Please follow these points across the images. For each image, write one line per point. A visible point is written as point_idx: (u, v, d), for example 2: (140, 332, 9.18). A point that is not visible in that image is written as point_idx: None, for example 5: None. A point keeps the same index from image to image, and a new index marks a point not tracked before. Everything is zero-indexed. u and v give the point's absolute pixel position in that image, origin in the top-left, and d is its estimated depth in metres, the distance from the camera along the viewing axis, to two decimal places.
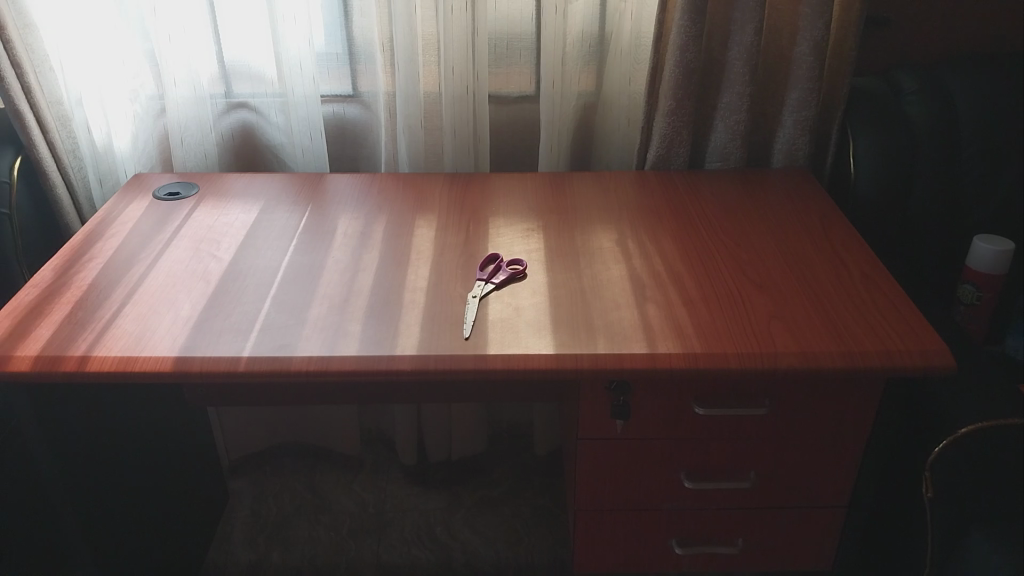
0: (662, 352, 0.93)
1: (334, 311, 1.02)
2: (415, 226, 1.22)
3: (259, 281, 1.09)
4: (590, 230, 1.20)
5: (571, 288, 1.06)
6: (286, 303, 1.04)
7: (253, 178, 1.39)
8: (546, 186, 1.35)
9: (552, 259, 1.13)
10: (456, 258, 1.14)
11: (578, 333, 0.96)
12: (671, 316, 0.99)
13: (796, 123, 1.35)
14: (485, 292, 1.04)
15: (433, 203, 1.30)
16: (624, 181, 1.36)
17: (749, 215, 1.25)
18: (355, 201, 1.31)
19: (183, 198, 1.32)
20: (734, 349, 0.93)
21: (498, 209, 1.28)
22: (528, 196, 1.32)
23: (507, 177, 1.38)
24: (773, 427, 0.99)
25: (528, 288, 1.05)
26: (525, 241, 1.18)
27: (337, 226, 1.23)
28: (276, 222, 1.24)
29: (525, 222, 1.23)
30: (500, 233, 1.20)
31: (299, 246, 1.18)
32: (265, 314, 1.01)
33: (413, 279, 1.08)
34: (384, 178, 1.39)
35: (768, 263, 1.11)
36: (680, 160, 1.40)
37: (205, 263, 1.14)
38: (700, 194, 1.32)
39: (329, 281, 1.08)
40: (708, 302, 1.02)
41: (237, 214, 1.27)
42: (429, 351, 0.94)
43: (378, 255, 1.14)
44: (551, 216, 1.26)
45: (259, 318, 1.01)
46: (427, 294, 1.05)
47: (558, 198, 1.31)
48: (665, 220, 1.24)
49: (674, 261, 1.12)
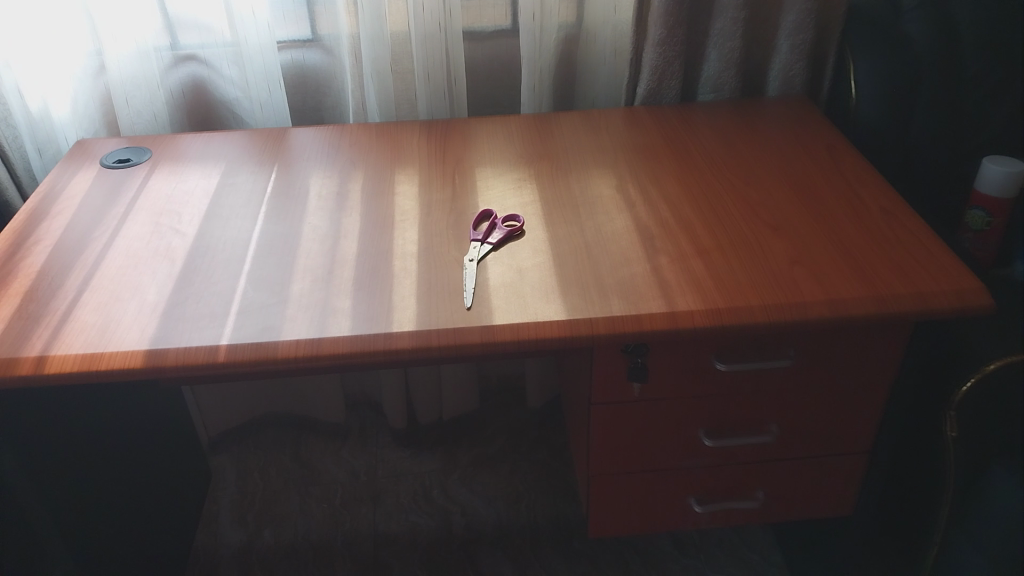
0: (682, 309, 0.85)
1: (318, 286, 0.92)
2: (395, 183, 1.12)
3: (231, 256, 0.99)
4: (585, 176, 1.12)
5: (573, 244, 0.97)
6: (263, 281, 0.94)
7: (210, 139, 1.27)
8: (529, 130, 1.26)
9: (549, 211, 1.04)
10: (444, 218, 1.04)
11: (589, 295, 0.88)
12: (685, 267, 0.92)
13: (793, 47, 1.27)
14: (481, 255, 0.96)
15: (411, 155, 1.19)
16: (613, 120, 1.27)
17: (751, 150, 1.17)
18: (325, 156, 1.20)
19: (135, 165, 1.20)
20: (759, 301, 0.86)
21: (481, 157, 1.18)
22: (512, 142, 1.22)
23: (487, 122, 1.28)
24: (798, 379, 0.93)
25: (527, 248, 0.97)
26: (518, 192, 1.09)
27: (310, 187, 1.12)
28: (242, 186, 1.13)
29: (515, 171, 1.14)
30: (488, 185, 1.11)
31: (269, 211, 1.07)
32: (242, 294, 0.91)
33: (400, 245, 0.99)
34: (355, 131, 1.27)
35: (780, 203, 1.04)
36: (671, 93, 1.31)
37: (167, 240, 1.03)
38: (697, 130, 1.23)
39: (308, 251, 0.98)
40: (723, 250, 0.95)
41: (197, 180, 1.15)
42: (429, 325, 0.85)
43: (358, 218, 1.04)
44: (541, 162, 1.16)
45: (236, 300, 0.91)
46: (419, 261, 0.96)
47: (544, 143, 1.22)
48: (663, 160, 1.15)
49: (680, 207, 1.04)
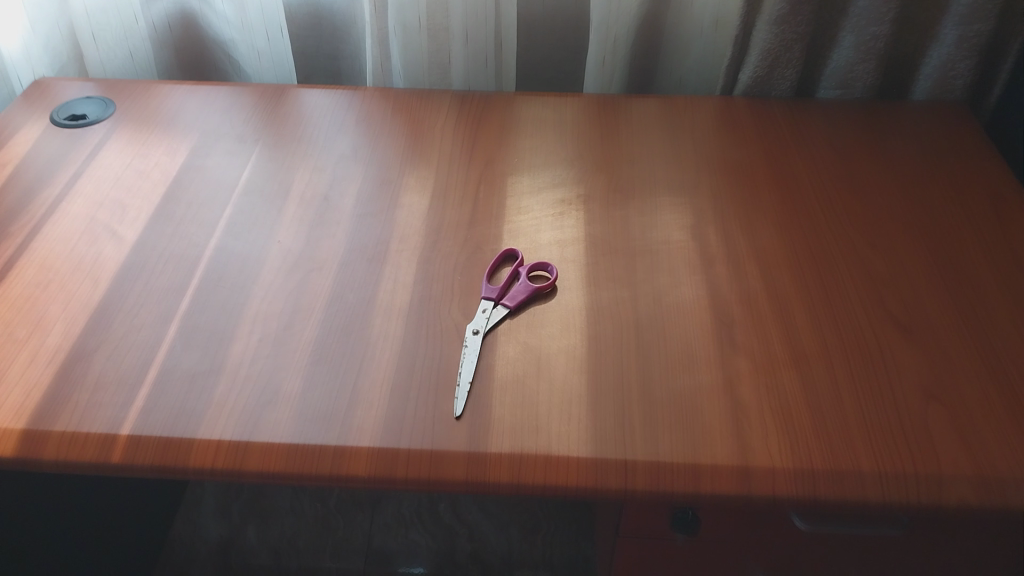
0: (760, 463, 0.60)
1: (265, 348, 0.68)
2: (403, 194, 0.87)
3: (168, 276, 0.76)
4: (648, 206, 0.84)
5: (618, 321, 0.72)
6: (198, 328, 0.70)
7: (192, 94, 1.02)
8: (588, 121, 0.97)
9: (595, 260, 0.78)
10: (454, 255, 0.79)
11: (629, 419, 0.63)
12: (772, 384, 0.66)
13: (960, 41, 0.94)
14: (492, 322, 0.71)
15: (432, 149, 0.94)
16: (698, 116, 0.97)
17: (881, 185, 0.87)
18: (324, 135, 0.95)
19: (91, 125, 0.96)
20: (874, 467, 0.60)
21: (520, 160, 0.91)
22: (563, 138, 0.95)
23: (536, 102, 1.00)
24: (907, 550, 0.68)
25: (555, 320, 0.72)
26: (557, 223, 0.83)
27: (293, 185, 0.88)
28: (209, 170, 0.90)
29: (559, 186, 0.87)
30: (522, 208, 0.85)
31: (232, 214, 0.83)
32: (167, 349, 0.68)
33: (386, 293, 0.74)
34: (371, 99, 1.01)
35: (915, 281, 0.76)
36: (784, 85, 1.00)
37: (95, 238, 0.80)
38: (810, 145, 0.93)
39: (266, 287, 0.75)
40: (829, 360, 0.69)
41: (158, 153, 0.92)
42: (399, 441, 0.61)
43: (341, 243, 0.81)
44: (598, 173, 0.89)
45: (157, 357, 0.68)
46: (409, 322, 0.71)
47: (606, 143, 0.94)
48: (761, 188, 0.87)
49: (775, 273, 0.77)
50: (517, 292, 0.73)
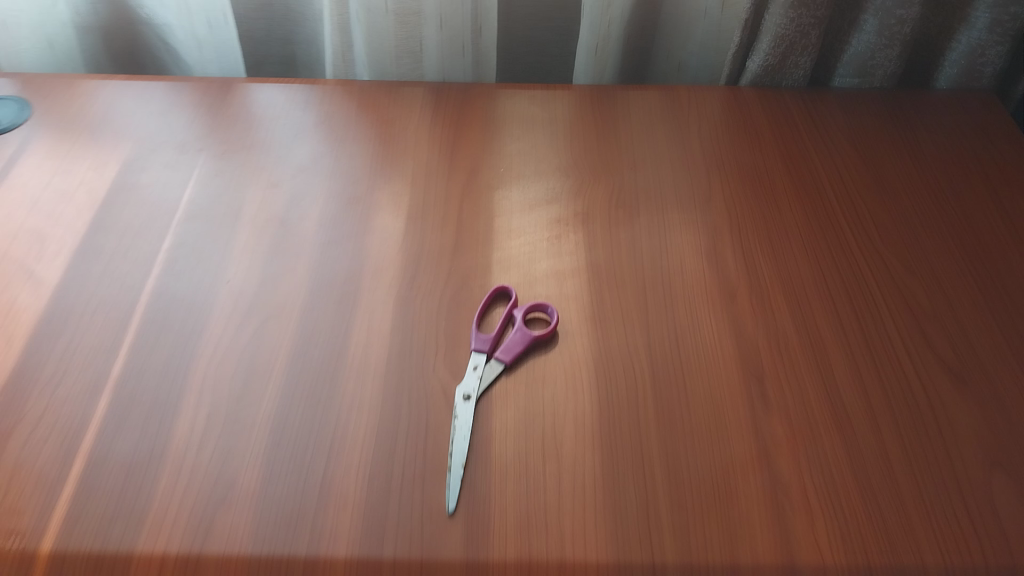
0: (807, 559, 0.52)
1: (214, 430, 0.58)
2: (374, 215, 0.75)
3: (96, 334, 0.65)
4: (656, 225, 0.73)
5: (633, 380, 0.62)
6: (133, 405, 0.60)
7: (123, 91, 0.89)
8: (581, 118, 0.86)
9: (600, 297, 0.68)
10: (436, 296, 0.68)
11: (653, 509, 0.54)
12: (813, 452, 0.57)
13: (995, 26, 0.84)
14: (486, 384, 0.61)
15: (405, 157, 0.81)
16: (705, 112, 0.86)
17: (912, 192, 0.77)
18: (280, 142, 0.83)
19: (4, 133, 0.83)
20: (938, 558, 0.52)
21: (506, 169, 0.80)
22: (554, 141, 0.83)
23: (519, 100, 0.88)
24: None
25: (558, 380, 0.61)
26: (555, 250, 0.72)
27: (244, 206, 0.75)
28: (144, 188, 0.77)
29: (556, 203, 0.76)
30: (513, 230, 0.74)
31: (173, 246, 0.71)
32: (96, 427, 0.58)
33: (356, 349, 0.64)
34: (333, 97, 0.88)
35: (960, 311, 0.67)
36: (797, 74, 0.89)
37: (8, 283, 0.68)
38: (830, 144, 0.83)
39: (212, 347, 0.64)
40: (873, 415, 0.59)
41: (84, 168, 0.80)
42: (381, 547, 0.51)
43: (303, 283, 0.69)
44: (597, 184, 0.78)
45: (85, 438, 0.58)
46: (386, 388, 0.61)
47: (605, 145, 0.82)
48: (779, 196, 0.76)
49: (804, 302, 0.67)
50: (513, 343, 0.63)
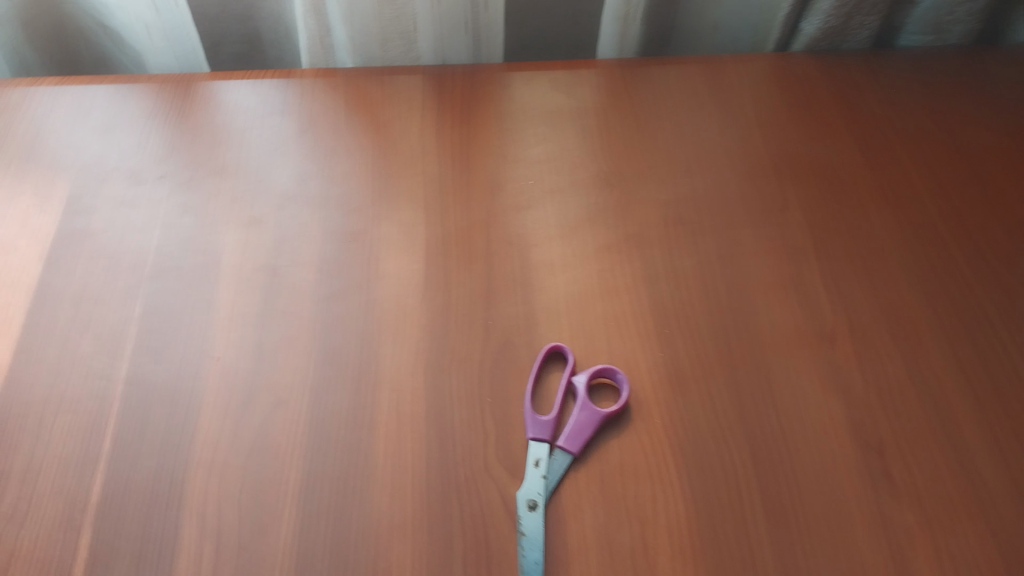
0: None
1: (221, 574, 0.48)
2: (380, 261, 0.61)
3: (64, 444, 0.52)
4: (726, 254, 0.61)
5: (728, 466, 0.51)
6: (116, 551, 0.48)
7: (57, 98, 0.71)
8: (616, 105, 0.72)
9: (675, 354, 0.56)
10: (474, 364, 0.56)
11: None
12: (955, 547, 0.48)
13: None
14: (552, 484, 0.51)
15: (409, 171, 0.67)
16: (757, 91, 0.73)
17: (1012, 179, 0.66)
18: (257, 157, 0.67)
19: None
20: None
21: (533, 181, 0.66)
22: (586, 144, 0.69)
23: (538, 88, 0.73)
24: None
25: (640, 473, 0.51)
26: (608, 287, 0.59)
27: (223, 255, 0.61)
28: (98, 237, 0.62)
29: (599, 223, 0.63)
30: (555, 264, 0.61)
31: (143, 314, 0.58)
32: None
33: (385, 448, 0.53)
34: (313, 95, 0.72)
35: None
36: (862, 34, 0.76)
37: None
38: (909, 122, 0.70)
39: (210, 453, 0.52)
40: (1017, 490, 0.50)
41: (22, 208, 0.64)
42: None
43: (309, 356, 0.56)
44: (648, 194, 0.65)
45: None
46: (432, 498, 0.51)
47: (649, 143, 0.69)
48: (861, 200, 0.64)
49: (914, 346, 0.56)
50: (580, 428, 0.53)
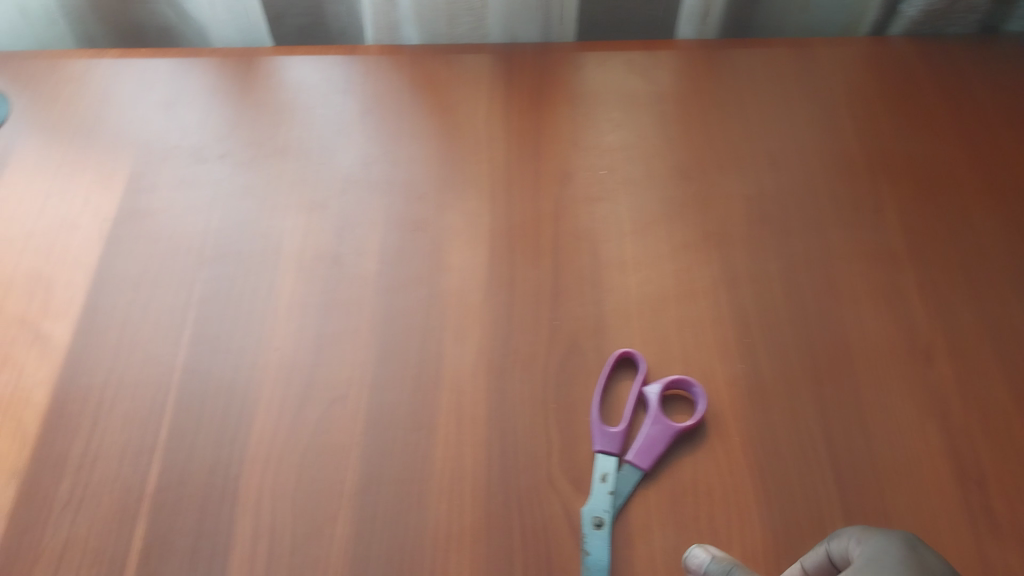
0: None
1: None
2: (444, 252, 0.59)
3: (122, 431, 0.51)
4: (816, 260, 0.58)
5: (812, 490, 0.49)
6: (171, 545, 0.47)
7: (120, 71, 0.70)
8: (696, 91, 0.67)
9: (757, 368, 0.54)
10: (539, 367, 0.54)
11: None
12: None
13: None
14: (619, 500, 0.49)
15: (476, 156, 0.64)
16: (850, 78, 0.68)
17: None
18: (320, 138, 0.65)
19: None
20: None
21: (606, 171, 0.63)
22: (663, 132, 0.65)
23: (614, 70, 0.69)
24: None
25: (714, 495, 0.49)
26: (683, 293, 0.57)
27: (284, 241, 0.59)
28: (157, 217, 0.61)
29: (675, 220, 0.60)
30: (626, 262, 0.58)
31: (202, 300, 0.57)
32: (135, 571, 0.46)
33: (445, 452, 0.51)
34: (378, 74, 0.69)
35: None
36: (969, 19, 0.70)
37: (6, 354, 0.54)
38: (1019, 116, 0.64)
39: (266, 448, 0.51)
40: None
41: (83, 183, 0.63)
42: None
43: (369, 350, 0.54)
44: (727, 191, 0.61)
45: None
46: (492, 508, 0.49)
47: (732, 133, 0.64)
48: (965, 203, 0.60)
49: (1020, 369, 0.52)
50: (651, 443, 0.51)
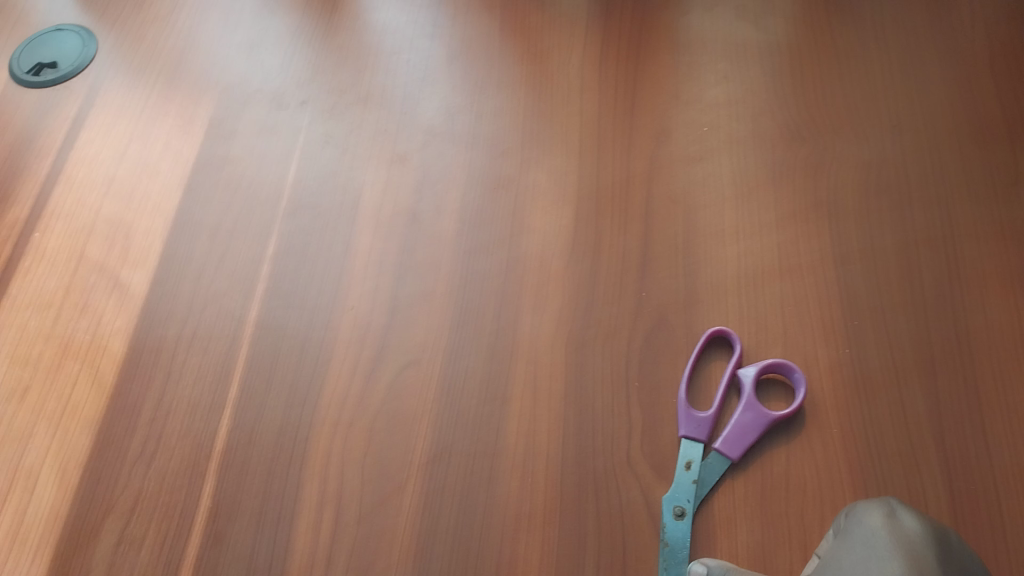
0: None
1: (341, 544, 0.45)
2: (528, 213, 0.55)
3: (195, 385, 0.50)
4: (941, 237, 0.52)
5: (918, 496, 0.44)
6: (239, 505, 0.47)
7: (205, 10, 0.68)
8: (815, 41, 0.61)
9: (865, 356, 0.49)
10: (623, 341, 0.50)
11: None
12: None
13: None
14: (703, 491, 0.45)
15: (567, 110, 0.59)
16: (996, 28, 0.60)
17: None
18: (404, 85, 0.62)
19: (65, 81, 0.64)
20: None
21: (708, 129, 0.57)
22: (775, 88, 0.59)
23: (723, 16, 0.62)
24: None
25: (808, 493, 0.45)
26: (786, 267, 0.52)
27: (363, 194, 0.57)
28: (236, 164, 0.59)
29: (782, 186, 0.55)
30: (724, 231, 0.53)
31: (277, 253, 0.55)
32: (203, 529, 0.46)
33: (519, 427, 0.48)
34: (467, 18, 0.65)
35: None
36: None
37: (87, 300, 0.54)
38: None
39: (336, 411, 0.49)
40: None
41: (165, 127, 0.62)
42: None
43: (444, 315, 0.52)
44: (843, 155, 0.55)
45: (190, 543, 0.46)
46: (565, 490, 0.46)
47: (852, 91, 0.58)
48: None
49: None
50: (742, 431, 0.46)
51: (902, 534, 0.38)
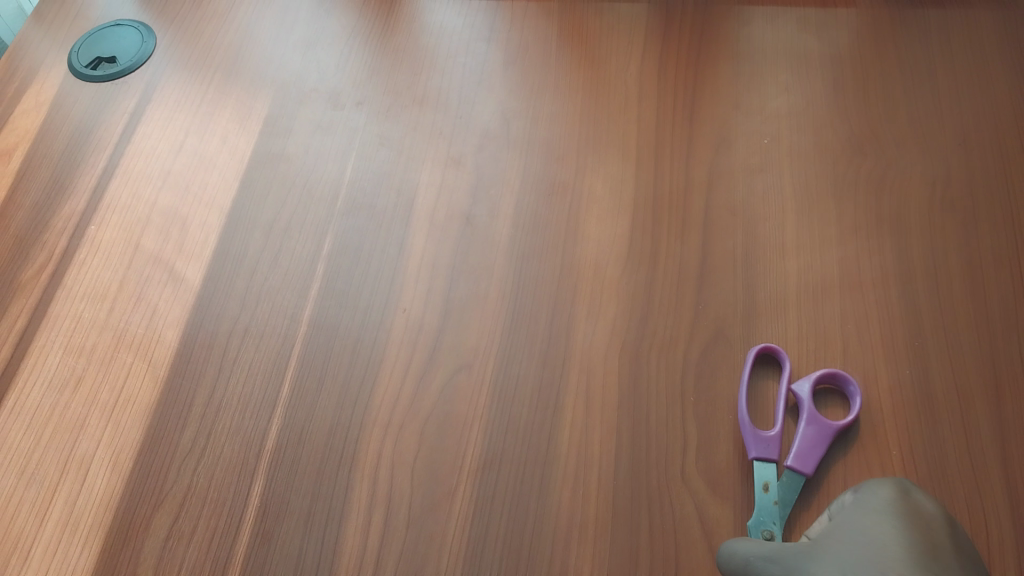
0: None
1: (389, 548, 0.45)
2: (582, 220, 0.55)
3: (246, 382, 0.50)
4: (1007, 257, 0.50)
5: (982, 524, 0.43)
6: (288, 504, 0.46)
7: (263, 8, 0.68)
8: (879, 54, 0.59)
9: (928, 376, 0.47)
10: (678, 353, 0.49)
11: None
12: None
13: None
14: (787, 511, 0.44)
15: (624, 117, 0.59)
16: None
17: None
18: (460, 87, 0.62)
19: (123, 75, 0.65)
20: None
21: (769, 140, 0.56)
22: (837, 100, 0.58)
23: (784, 27, 0.62)
24: None
25: None
26: (847, 283, 0.51)
27: (417, 195, 0.57)
28: (292, 161, 0.59)
29: (844, 200, 0.53)
30: (784, 245, 0.52)
31: (332, 252, 0.55)
32: (252, 527, 0.46)
33: (571, 436, 0.47)
34: (524, 22, 0.65)
35: None
36: None
37: (140, 293, 0.54)
38: None
39: (387, 413, 0.49)
40: None
41: (222, 123, 0.62)
42: None
43: (497, 320, 0.51)
44: (907, 169, 0.54)
45: (239, 540, 0.45)
46: (618, 502, 0.45)
47: (917, 105, 0.57)
48: None
49: None
50: (811, 443, 0.45)
51: (914, 512, 0.34)
